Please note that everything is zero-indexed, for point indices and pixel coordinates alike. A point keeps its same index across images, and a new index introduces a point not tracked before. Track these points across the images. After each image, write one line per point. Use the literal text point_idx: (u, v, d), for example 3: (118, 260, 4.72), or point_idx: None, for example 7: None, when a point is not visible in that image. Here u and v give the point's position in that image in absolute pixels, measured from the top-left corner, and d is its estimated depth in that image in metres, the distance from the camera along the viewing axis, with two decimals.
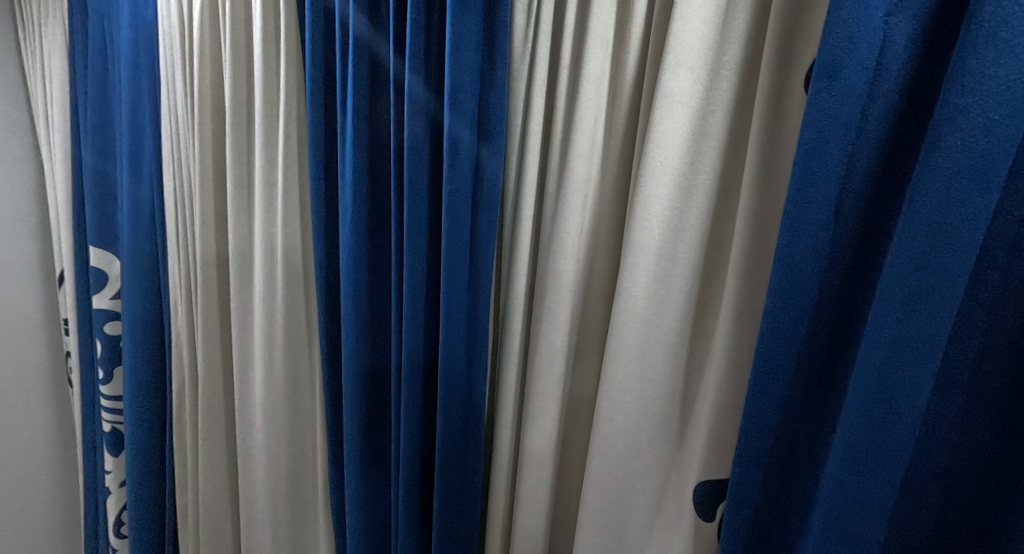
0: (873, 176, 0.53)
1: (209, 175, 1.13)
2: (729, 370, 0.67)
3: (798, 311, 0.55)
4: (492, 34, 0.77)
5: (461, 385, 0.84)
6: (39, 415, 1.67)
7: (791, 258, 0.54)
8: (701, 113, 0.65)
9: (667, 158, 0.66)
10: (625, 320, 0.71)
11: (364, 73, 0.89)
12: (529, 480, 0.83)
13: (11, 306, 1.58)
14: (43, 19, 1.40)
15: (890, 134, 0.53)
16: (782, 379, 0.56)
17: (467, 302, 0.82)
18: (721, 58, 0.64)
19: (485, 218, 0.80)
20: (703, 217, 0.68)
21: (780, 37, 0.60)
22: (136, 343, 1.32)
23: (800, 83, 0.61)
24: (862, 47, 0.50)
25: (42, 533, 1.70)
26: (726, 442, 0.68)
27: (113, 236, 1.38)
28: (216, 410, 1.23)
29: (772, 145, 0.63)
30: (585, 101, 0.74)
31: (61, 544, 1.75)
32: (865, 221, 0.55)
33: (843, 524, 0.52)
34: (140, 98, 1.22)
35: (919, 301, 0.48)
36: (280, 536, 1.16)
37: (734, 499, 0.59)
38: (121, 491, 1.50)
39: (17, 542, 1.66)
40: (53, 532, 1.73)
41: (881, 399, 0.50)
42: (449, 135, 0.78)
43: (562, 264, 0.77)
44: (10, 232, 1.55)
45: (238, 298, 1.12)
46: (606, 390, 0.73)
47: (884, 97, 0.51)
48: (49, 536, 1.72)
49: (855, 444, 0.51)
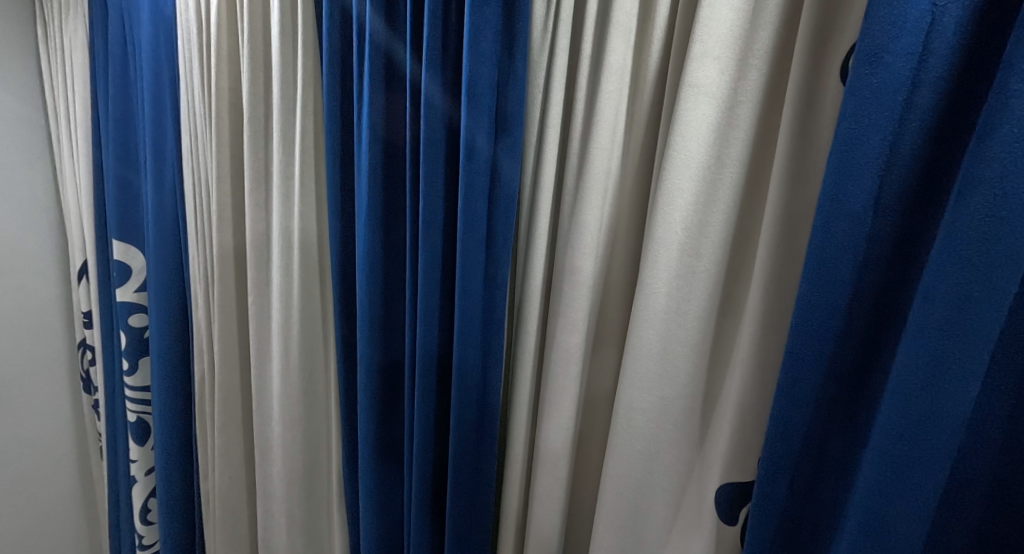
0: (916, 170, 0.51)
1: (226, 170, 1.14)
2: (756, 371, 0.64)
3: (830, 311, 0.52)
4: (510, 26, 0.75)
5: (477, 381, 0.83)
6: (58, 403, 1.70)
7: (824, 254, 0.51)
8: (728, 104, 0.63)
9: (692, 150, 0.64)
10: (647, 316, 0.69)
11: (380, 68, 0.87)
12: (545, 476, 0.82)
13: (32, 297, 1.61)
14: (64, 14, 1.41)
15: (936, 124, 0.50)
16: (812, 382, 0.54)
17: (482, 297, 0.80)
18: (751, 46, 0.61)
19: (503, 213, 0.78)
20: (729, 212, 0.65)
21: (814, 25, 0.57)
22: (162, 336, 1.33)
23: (836, 72, 0.58)
24: (907, 32, 0.47)
25: (60, 519, 1.74)
26: (750, 442, 0.66)
27: (137, 230, 1.40)
28: (232, 401, 1.24)
29: (805, 136, 0.60)
30: (606, 92, 0.72)
31: (80, 528, 1.80)
32: (905, 216, 0.52)
33: (878, 533, 0.50)
34: (160, 93, 1.23)
35: (967, 300, 0.45)
36: (295, 529, 1.16)
37: (760, 504, 0.57)
38: (147, 480, 1.53)
39: (38, 527, 1.70)
40: (71, 518, 1.77)
41: (921, 403, 0.47)
42: (467, 132, 0.76)
43: (580, 260, 0.75)
44: (32, 226, 1.59)
45: (256, 291, 1.13)
46: (625, 388, 0.71)
47: (930, 85, 0.48)
48: (68, 520, 1.76)
49: (892, 449, 0.49)
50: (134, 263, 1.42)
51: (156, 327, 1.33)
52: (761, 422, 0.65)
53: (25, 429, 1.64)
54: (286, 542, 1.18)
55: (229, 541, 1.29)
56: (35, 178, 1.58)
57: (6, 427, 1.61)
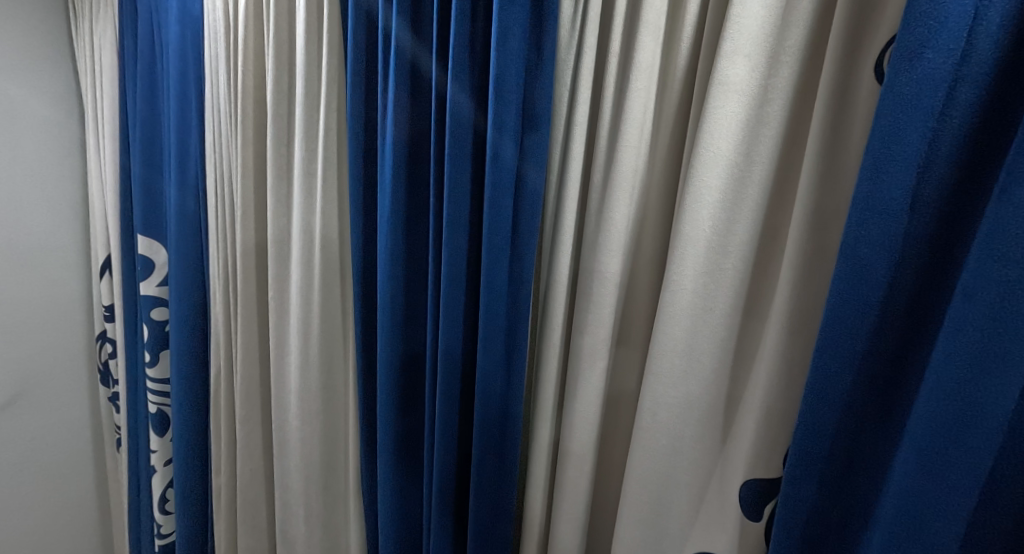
0: (954, 168, 0.51)
1: (250, 167, 1.15)
2: (783, 371, 0.65)
3: (863, 307, 0.53)
4: (539, 26, 0.75)
5: (501, 378, 0.84)
6: (78, 395, 1.74)
7: (855, 250, 0.52)
8: (758, 100, 0.63)
9: (721, 147, 0.64)
10: (673, 311, 0.69)
11: (405, 69, 0.88)
12: (570, 472, 0.83)
13: (60, 291, 1.64)
14: (94, 14, 1.43)
15: (978, 121, 0.49)
16: (843, 378, 0.54)
17: (506, 294, 0.81)
18: (782, 44, 0.62)
19: (528, 210, 0.79)
20: (757, 209, 0.65)
21: (848, 22, 0.57)
22: (183, 329, 1.36)
23: (870, 69, 0.58)
24: (950, 26, 0.47)
25: (78, 507, 1.78)
26: (777, 442, 0.66)
27: (161, 225, 1.42)
28: (253, 395, 1.25)
29: (836, 134, 0.60)
30: (635, 90, 0.72)
31: (97, 517, 1.83)
32: (943, 213, 0.52)
33: (912, 530, 0.50)
34: (186, 93, 1.26)
35: (1010, 297, 0.46)
36: (313, 522, 1.18)
37: (787, 500, 0.58)
38: (166, 470, 1.55)
39: (58, 516, 1.74)
40: (86, 506, 1.80)
41: (960, 400, 0.48)
42: (494, 130, 0.77)
43: (607, 258, 0.76)
44: (61, 222, 1.62)
45: (277, 288, 1.14)
46: (649, 384, 0.72)
47: (972, 81, 0.48)
48: (85, 510, 1.80)
49: (927, 444, 0.49)
50: (158, 258, 1.44)
51: (177, 320, 1.36)
52: (788, 423, 0.65)
53: (47, 420, 1.67)
54: (304, 534, 1.19)
55: (248, 532, 1.31)
56: (65, 176, 1.61)
57: (22, 419, 1.62)
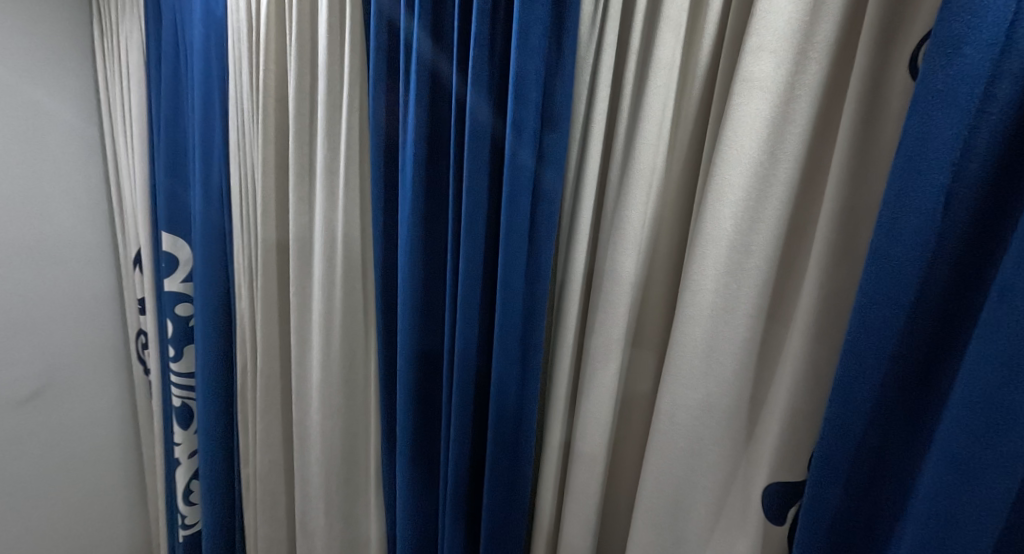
0: (991, 166, 0.49)
1: (271, 167, 1.16)
2: (808, 374, 0.63)
3: (893, 310, 0.51)
4: (560, 24, 0.75)
5: (515, 376, 0.83)
6: (109, 386, 1.78)
7: (885, 250, 0.51)
8: (785, 98, 0.62)
9: (744, 145, 0.63)
10: (693, 312, 0.68)
11: (425, 68, 0.88)
12: (581, 472, 0.82)
13: (87, 288, 1.69)
14: (121, 16, 1.46)
15: (1017, 119, 0.48)
16: (871, 382, 0.53)
17: (523, 291, 0.81)
18: (811, 41, 0.60)
19: (546, 209, 0.78)
20: (782, 208, 0.64)
21: (881, 18, 0.56)
22: (206, 324, 1.38)
23: (903, 66, 0.56)
24: (990, 21, 0.46)
25: (109, 496, 1.83)
26: (799, 446, 0.65)
27: (185, 223, 1.45)
28: (274, 389, 1.27)
29: (867, 133, 0.58)
30: (655, 86, 0.71)
31: (127, 505, 1.89)
32: (978, 213, 0.50)
33: (942, 537, 0.49)
34: (210, 92, 1.27)
35: None
36: (334, 515, 1.19)
37: (810, 505, 0.56)
38: (190, 462, 1.59)
39: (88, 504, 1.79)
40: (117, 494, 1.85)
41: (993, 406, 0.46)
42: (511, 131, 0.76)
43: (623, 257, 0.75)
44: (87, 219, 1.65)
45: (299, 283, 1.15)
46: (668, 385, 0.71)
47: (1012, 78, 0.47)
48: (116, 498, 1.85)
49: (959, 450, 0.48)
50: (182, 254, 1.47)
51: (202, 315, 1.38)
52: (813, 424, 0.64)
53: (77, 410, 1.72)
54: (323, 527, 1.21)
55: (269, 522, 1.34)
56: (90, 175, 1.65)
57: (50, 411, 1.66)
